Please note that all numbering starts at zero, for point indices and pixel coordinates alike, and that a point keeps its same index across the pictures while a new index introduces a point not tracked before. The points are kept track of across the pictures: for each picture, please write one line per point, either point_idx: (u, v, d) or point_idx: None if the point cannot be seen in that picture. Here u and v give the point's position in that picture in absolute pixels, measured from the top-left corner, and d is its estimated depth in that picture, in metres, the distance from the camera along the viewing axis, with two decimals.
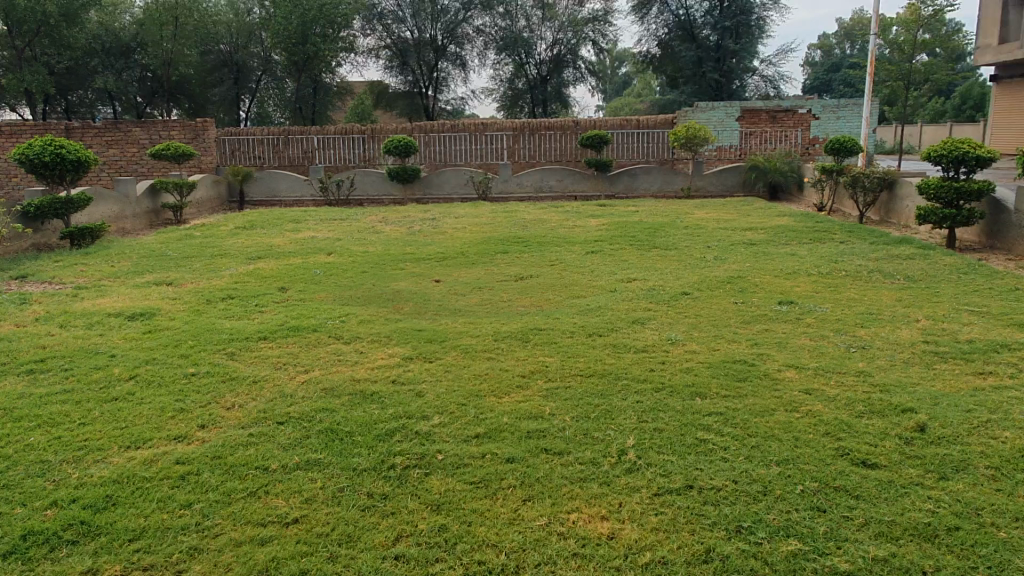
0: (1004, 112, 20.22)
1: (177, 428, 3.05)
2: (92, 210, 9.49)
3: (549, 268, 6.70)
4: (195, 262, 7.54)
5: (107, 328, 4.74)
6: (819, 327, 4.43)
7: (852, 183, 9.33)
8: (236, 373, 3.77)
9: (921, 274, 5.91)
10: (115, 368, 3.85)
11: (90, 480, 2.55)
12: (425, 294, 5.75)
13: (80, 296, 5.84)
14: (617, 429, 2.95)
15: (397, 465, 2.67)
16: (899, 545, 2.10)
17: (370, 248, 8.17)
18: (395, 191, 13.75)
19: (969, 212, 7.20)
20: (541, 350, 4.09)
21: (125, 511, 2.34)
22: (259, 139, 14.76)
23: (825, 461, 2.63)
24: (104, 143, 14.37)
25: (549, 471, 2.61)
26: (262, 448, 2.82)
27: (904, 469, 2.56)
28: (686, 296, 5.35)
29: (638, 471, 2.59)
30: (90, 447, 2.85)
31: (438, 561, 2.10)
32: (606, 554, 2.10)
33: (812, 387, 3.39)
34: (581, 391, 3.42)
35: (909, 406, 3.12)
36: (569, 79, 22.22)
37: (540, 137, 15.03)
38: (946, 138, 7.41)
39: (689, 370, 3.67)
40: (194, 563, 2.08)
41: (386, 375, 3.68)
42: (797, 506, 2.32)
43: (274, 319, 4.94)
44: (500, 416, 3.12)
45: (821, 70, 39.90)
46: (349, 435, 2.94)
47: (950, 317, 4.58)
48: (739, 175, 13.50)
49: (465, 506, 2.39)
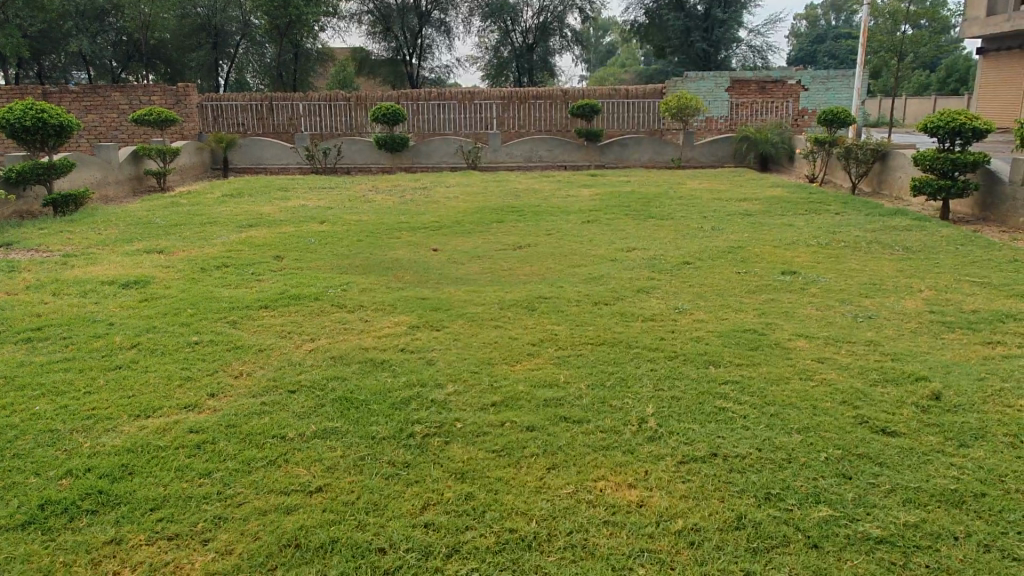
0: (992, 84, 20.29)
1: (186, 397, 2.99)
2: (73, 176, 9.27)
3: (547, 237, 6.65)
4: (185, 230, 7.39)
5: (102, 296, 4.65)
6: (825, 297, 4.43)
7: (844, 155, 9.39)
8: (240, 341, 3.70)
9: (919, 244, 5.95)
10: (116, 337, 3.77)
11: (103, 449, 2.50)
12: (424, 263, 5.69)
13: (70, 264, 5.70)
14: (634, 398, 2.94)
15: (417, 433, 2.63)
16: (928, 511, 2.11)
17: (362, 217, 8.04)
18: (383, 159, 13.57)
19: (963, 183, 7.21)
20: (547, 319, 4.06)
21: (143, 480, 2.29)
22: (243, 105, 14.51)
23: (846, 428, 2.64)
24: (83, 108, 13.98)
25: (570, 439, 2.59)
26: (276, 417, 2.77)
27: (925, 437, 2.57)
28: (688, 265, 5.33)
29: (660, 439, 2.58)
30: (99, 416, 2.79)
31: (469, 529, 2.07)
32: (638, 521, 2.09)
33: (825, 356, 3.40)
34: (593, 359, 3.40)
35: (922, 375, 3.14)
36: (555, 47, 21.88)
37: (529, 106, 14.85)
38: (943, 109, 7.35)
39: (699, 339, 3.66)
40: (221, 532, 2.03)
41: (395, 344, 3.64)
42: (823, 473, 2.32)
43: (273, 287, 4.86)
44: (515, 383, 3.10)
45: (806, 40, 39.75)
46: (364, 403, 2.90)
47: (953, 287, 4.60)
48: (730, 147, 13.48)
49: (489, 473, 2.37)
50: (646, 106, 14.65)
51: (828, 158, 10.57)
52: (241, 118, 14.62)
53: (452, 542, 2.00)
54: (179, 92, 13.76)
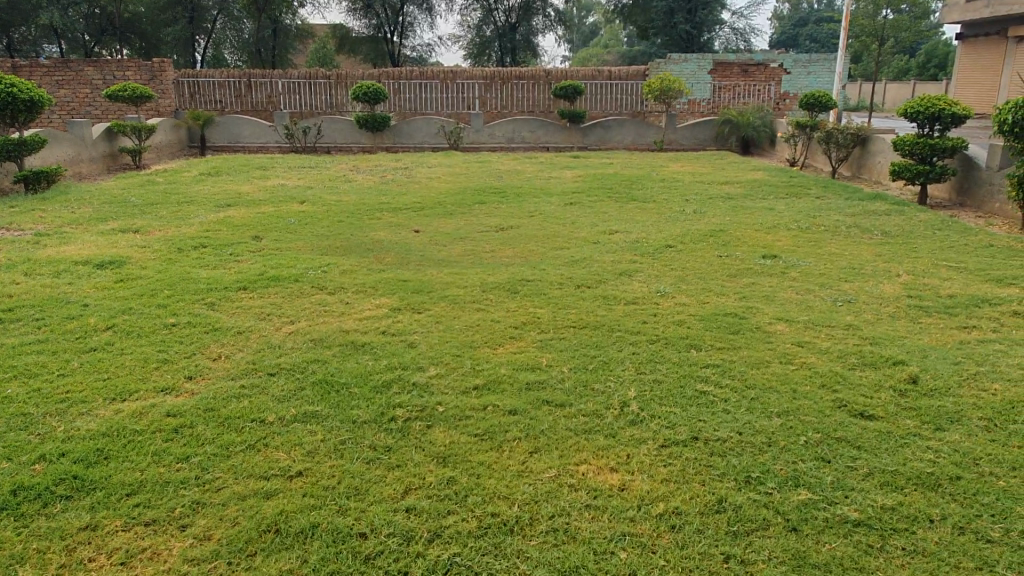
0: (970, 70, 20.46)
1: (163, 380, 2.96)
2: (45, 153, 9.06)
3: (529, 219, 6.62)
4: (161, 209, 7.26)
5: (76, 276, 4.55)
6: (805, 281, 4.45)
7: (825, 139, 9.43)
8: (218, 323, 3.65)
9: (897, 228, 6.01)
10: (90, 318, 3.69)
11: (78, 434, 2.45)
12: (405, 244, 5.65)
13: (42, 243, 5.57)
14: (616, 381, 2.94)
15: (399, 417, 2.62)
16: (905, 494, 2.14)
17: (343, 198, 7.95)
18: (363, 138, 13.41)
19: (942, 169, 7.26)
20: (530, 301, 4.05)
21: (120, 465, 2.26)
22: (220, 82, 14.24)
23: (824, 412, 2.66)
24: (54, 82, 13.62)
25: (553, 423, 2.58)
26: (256, 400, 2.73)
27: (902, 421, 2.60)
28: (671, 249, 5.33)
29: (642, 423, 2.58)
30: (73, 400, 2.74)
31: (451, 514, 2.06)
32: (620, 505, 2.10)
33: (804, 340, 3.42)
34: (576, 342, 3.40)
35: (900, 359, 3.17)
36: (538, 27, 21.68)
37: (511, 87, 14.73)
38: (923, 95, 7.38)
39: (680, 323, 3.67)
40: (199, 518, 2.01)
41: (376, 326, 3.60)
42: (803, 457, 2.34)
43: (252, 268, 4.79)
44: (497, 366, 3.09)
45: (788, 23, 39.78)
46: (345, 386, 2.88)
47: (930, 271, 4.65)
48: (712, 130, 13.50)
49: (471, 458, 2.36)
50: (629, 88, 14.58)
51: (809, 142, 10.60)
52: (218, 95, 14.35)
53: (434, 527, 1.99)
54: (155, 68, 13.45)
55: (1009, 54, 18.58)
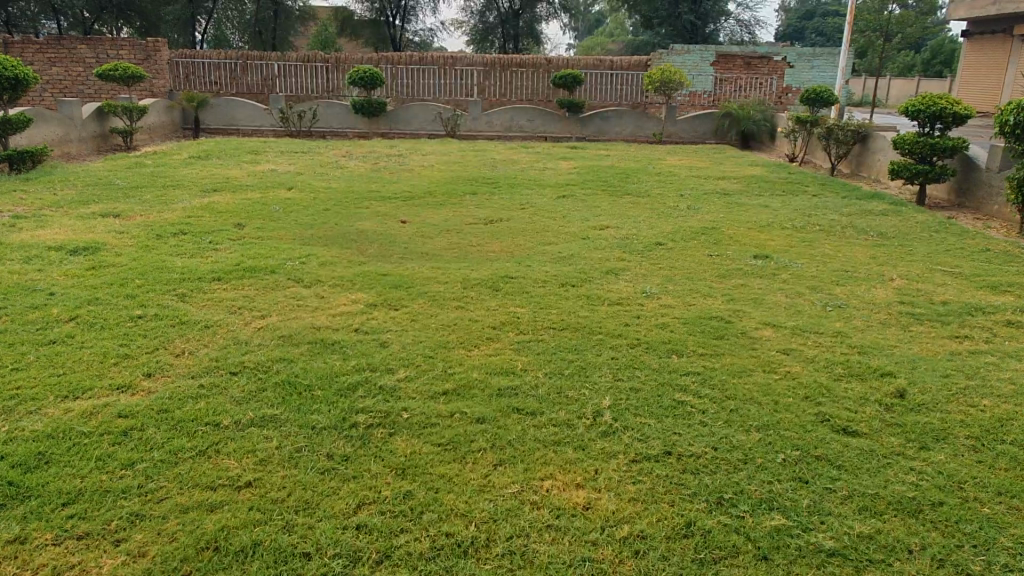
0: (974, 68, 20.27)
1: (120, 377, 2.83)
2: (31, 131, 8.90)
3: (520, 212, 6.49)
4: (145, 193, 7.11)
5: (47, 263, 4.42)
6: (796, 284, 4.33)
7: (825, 136, 9.28)
8: (186, 317, 3.52)
9: (894, 230, 5.88)
10: (53, 308, 3.56)
11: (21, 435, 2.35)
12: (390, 235, 5.52)
13: (17, 226, 5.43)
14: (591, 389, 2.82)
15: (360, 423, 2.50)
16: (885, 521, 2.03)
17: (332, 184, 7.80)
18: (359, 123, 13.23)
19: (942, 168, 7.13)
20: (511, 300, 3.93)
21: (59, 471, 2.16)
22: (217, 63, 14.05)
23: (806, 427, 2.55)
24: (46, 60, 13.41)
25: (522, 433, 2.47)
26: (213, 401, 2.62)
27: (886, 439, 2.49)
28: (661, 246, 5.20)
29: (614, 435, 2.47)
30: (22, 397, 2.63)
31: (403, 533, 1.95)
32: (582, 526, 1.99)
33: (790, 347, 3.31)
34: (554, 345, 3.28)
35: (888, 370, 3.05)
36: (542, 14, 21.38)
37: (511, 74, 14.53)
38: (925, 93, 7.22)
39: (663, 326, 3.54)
40: (135, 532, 1.90)
41: (349, 323, 3.48)
42: (780, 476, 2.23)
43: (230, 258, 4.66)
44: (469, 370, 2.97)
45: (794, 16, 39.38)
46: (309, 388, 2.76)
47: (925, 276, 4.53)
48: (712, 122, 13.32)
49: (432, 470, 2.24)
50: (630, 78, 14.39)
51: (809, 138, 10.44)
52: (214, 76, 14.15)
53: (384, 547, 1.88)
54: (149, 47, 13.24)
55: (1014, 53, 18.39)
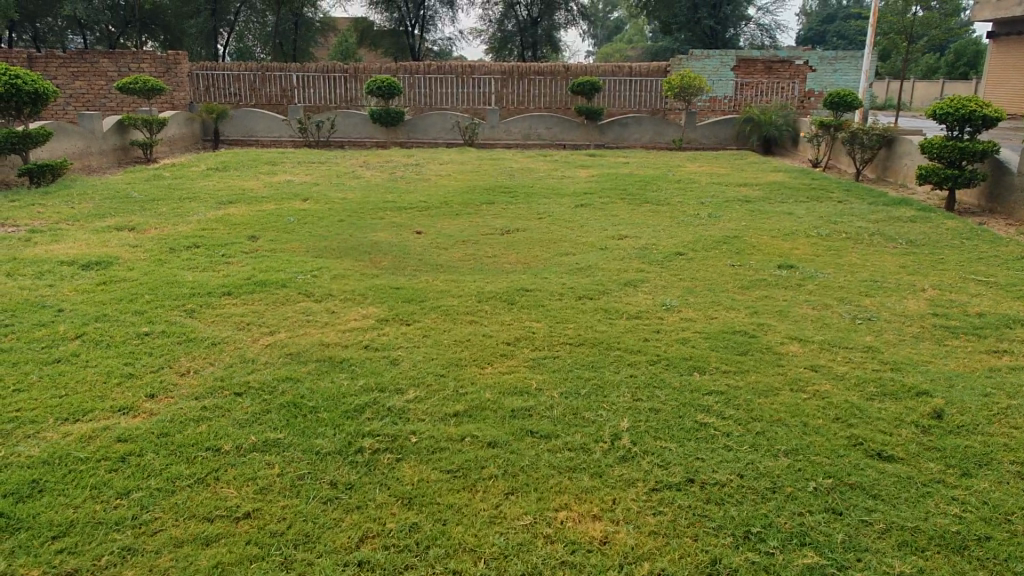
0: (1001, 69, 19.85)
1: (123, 397, 2.75)
2: (52, 145, 8.94)
3: (536, 221, 6.38)
4: (161, 206, 7.10)
5: (59, 278, 4.38)
6: (822, 295, 4.16)
7: (850, 140, 9.07)
8: (193, 334, 3.45)
9: (923, 237, 5.68)
10: (60, 326, 3.51)
11: (17, 461, 2.29)
12: (405, 247, 5.43)
13: (32, 241, 5.41)
14: (610, 410, 2.68)
15: (367, 448, 2.40)
16: (926, 559, 1.88)
17: (347, 195, 7.74)
18: (378, 133, 13.22)
19: (971, 173, 6.89)
20: (526, 314, 3.81)
21: (52, 501, 2.09)
22: (236, 75, 14.14)
23: (837, 452, 2.39)
24: (70, 74, 13.54)
25: (536, 458, 2.35)
26: (215, 425, 2.53)
27: (924, 464, 2.33)
28: (681, 256, 5.06)
29: (633, 460, 2.34)
30: (21, 420, 2.56)
31: (407, 570, 1.84)
32: (599, 564, 1.87)
33: (819, 364, 3.15)
34: (571, 361, 3.16)
35: (923, 389, 2.88)
36: (560, 21, 21.27)
37: (529, 82, 14.45)
38: (953, 95, 6.98)
39: (685, 341, 3.39)
40: (126, 569, 1.83)
41: (359, 340, 3.38)
42: (811, 507, 2.08)
43: (242, 271, 4.59)
44: (482, 390, 2.85)
45: (815, 19, 38.99)
46: (314, 409, 2.66)
47: (958, 286, 4.33)
48: (732, 128, 13.12)
49: (440, 500, 2.13)
50: (649, 84, 14.25)
51: (833, 142, 10.22)
52: (234, 88, 14.23)
53: None
54: (170, 60, 13.35)
55: None
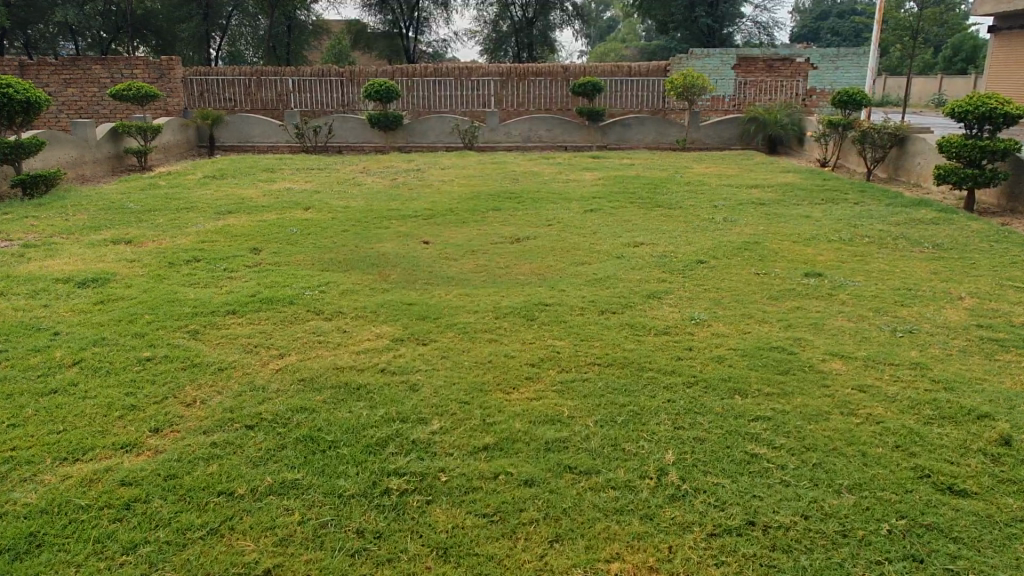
0: (1002, 64, 19.71)
1: (125, 433, 2.54)
2: (45, 154, 8.72)
3: (547, 228, 6.19)
4: (157, 217, 6.86)
5: (53, 297, 4.16)
6: (856, 306, 3.97)
7: (860, 139, 8.90)
8: (198, 358, 3.24)
9: (950, 240, 5.48)
10: (57, 351, 3.30)
11: (12, 509, 2.09)
12: (413, 258, 5.23)
13: (26, 257, 5.20)
14: (651, 440, 2.48)
15: (393, 489, 2.20)
16: None
17: (349, 203, 7.53)
18: (376, 137, 12.99)
19: (992, 172, 6.71)
20: (548, 331, 3.61)
21: (52, 558, 1.90)
22: (230, 79, 13.95)
23: (905, 486, 2.20)
24: (62, 82, 13.29)
25: (578, 499, 2.15)
26: (227, 464, 2.33)
27: (1001, 500, 2.15)
28: (702, 264, 4.87)
29: (685, 499, 2.15)
30: (17, 461, 2.36)
31: None
32: None
33: (866, 383, 2.95)
34: (603, 384, 2.96)
35: (984, 411, 2.68)
36: (556, 21, 21.08)
37: (529, 84, 14.25)
38: (972, 93, 6.84)
39: (721, 360, 3.19)
40: None
41: (373, 363, 3.18)
42: (889, 555, 1.91)
43: (245, 287, 4.39)
44: (511, 419, 2.65)
45: (809, 15, 38.93)
46: (333, 445, 2.45)
47: (996, 294, 4.16)
48: (737, 128, 12.92)
49: (478, 550, 1.94)
50: (649, 85, 14.07)
51: (842, 141, 10.07)
52: (228, 93, 14.04)
53: None
54: (163, 65, 13.13)
55: None
